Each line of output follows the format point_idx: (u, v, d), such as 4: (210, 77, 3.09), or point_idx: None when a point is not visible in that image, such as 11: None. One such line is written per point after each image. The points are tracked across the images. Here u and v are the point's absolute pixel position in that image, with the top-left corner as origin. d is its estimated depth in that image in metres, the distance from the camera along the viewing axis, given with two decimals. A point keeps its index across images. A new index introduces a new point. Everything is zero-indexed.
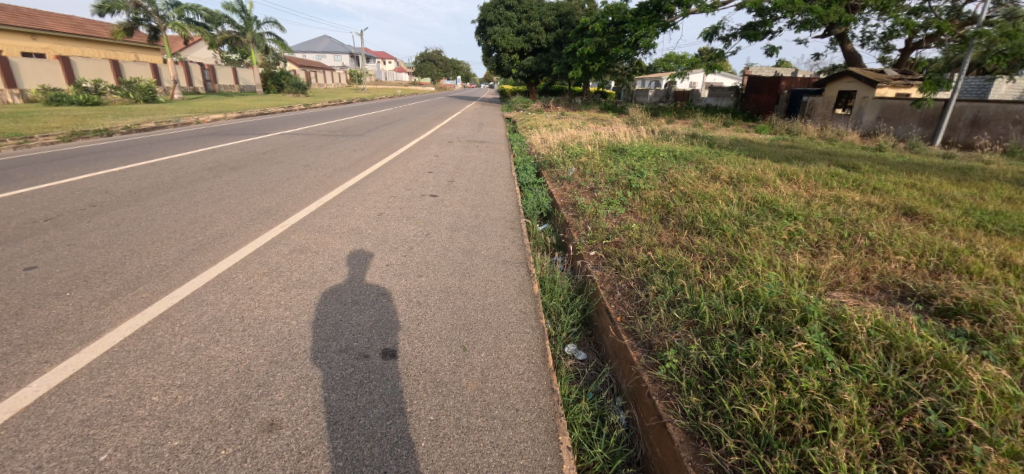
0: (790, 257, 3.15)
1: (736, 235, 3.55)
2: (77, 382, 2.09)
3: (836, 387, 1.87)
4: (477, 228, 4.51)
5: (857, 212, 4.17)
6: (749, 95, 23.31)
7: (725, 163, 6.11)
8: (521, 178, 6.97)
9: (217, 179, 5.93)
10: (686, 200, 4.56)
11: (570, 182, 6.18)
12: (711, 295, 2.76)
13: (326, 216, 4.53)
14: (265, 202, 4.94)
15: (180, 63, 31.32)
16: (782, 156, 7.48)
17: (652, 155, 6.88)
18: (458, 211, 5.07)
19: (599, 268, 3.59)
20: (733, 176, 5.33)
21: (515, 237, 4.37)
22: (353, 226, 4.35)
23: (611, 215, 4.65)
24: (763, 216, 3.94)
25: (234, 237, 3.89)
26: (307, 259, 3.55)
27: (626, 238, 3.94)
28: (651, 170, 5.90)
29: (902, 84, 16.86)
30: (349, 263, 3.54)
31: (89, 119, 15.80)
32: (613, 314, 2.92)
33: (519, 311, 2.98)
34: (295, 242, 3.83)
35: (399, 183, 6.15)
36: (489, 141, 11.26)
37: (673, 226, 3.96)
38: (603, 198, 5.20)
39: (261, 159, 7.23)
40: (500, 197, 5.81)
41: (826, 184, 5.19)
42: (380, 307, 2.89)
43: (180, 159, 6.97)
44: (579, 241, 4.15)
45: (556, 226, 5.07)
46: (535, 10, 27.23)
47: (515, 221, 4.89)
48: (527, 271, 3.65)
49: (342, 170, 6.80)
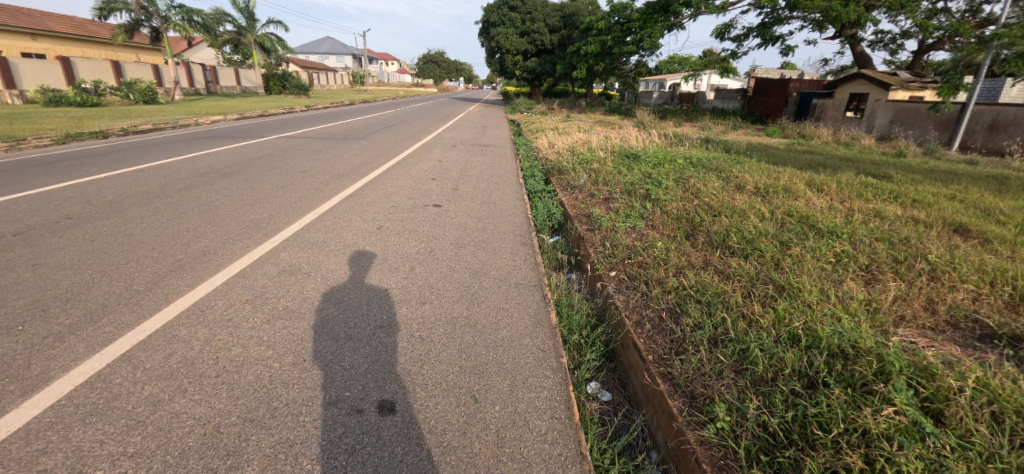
0: (844, 285, 2.77)
1: (776, 257, 3.17)
2: (8, 450, 1.72)
3: (946, 471, 1.48)
4: (485, 244, 4.13)
5: (905, 228, 3.78)
6: (757, 98, 23.13)
7: (747, 171, 5.73)
8: (529, 185, 6.60)
9: (207, 187, 5.57)
10: (712, 213, 4.18)
11: (582, 191, 5.83)
12: (760, 334, 2.38)
13: (320, 230, 4.16)
14: (255, 214, 4.57)
15: (182, 65, 31.08)
16: (804, 163, 7.09)
17: (669, 162, 6.50)
18: (464, 223, 4.70)
19: (621, 292, 3.22)
20: (760, 186, 4.95)
21: (527, 254, 3.99)
22: (349, 241, 3.98)
23: (630, 230, 4.27)
24: (803, 234, 3.55)
25: (218, 255, 3.53)
26: (296, 282, 3.18)
27: (649, 258, 3.56)
28: (670, 179, 5.52)
29: (916, 87, 16.45)
30: (344, 287, 3.16)
31: (86, 121, 15.51)
32: (643, 351, 2.53)
33: (536, 347, 2.60)
34: (284, 262, 3.45)
35: (401, 191, 5.78)
36: (494, 145, 10.88)
37: (703, 244, 3.59)
38: (619, 209, 4.82)
39: (255, 165, 6.86)
40: (508, 208, 5.44)
41: (860, 195, 4.80)
42: (377, 343, 2.51)
43: (170, 165, 6.62)
44: (596, 259, 3.77)
45: (569, 240, 4.70)
46: (539, 11, 26.88)
47: (525, 235, 4.52)
48: (542, 295, 3.26)
49: (340, 176, 6.44)
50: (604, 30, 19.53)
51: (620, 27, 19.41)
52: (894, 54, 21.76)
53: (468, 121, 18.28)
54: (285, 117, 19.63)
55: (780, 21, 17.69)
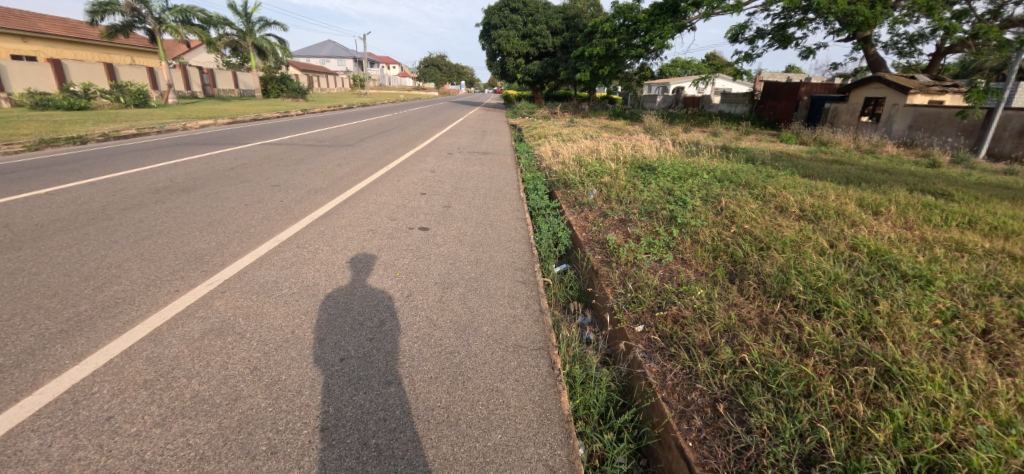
0: (973, 367, 1.99)
1: (862, 316, 2.40)
2: None
3: None
4: (478, 283, 3.33)
5: (1011, 270, 2.97)
6: (765, 102, 22.39)
7: (783, 187, 4.95)
8: (532, 201, 5.83)
9: (160, 205, 4.81)
10: (757, 244, 3.40)
11: (592, 210, 5.07)
12: (878, 460, 1.59)
13: (273, 266, 3.37)
14: (201, 242, 3.79)
15: (178, 67, 30.44)
16: (840, 175, 6.30)
17: (690, 176, 5.73)
18: (453, 253, 3.90)
19: (654, 360, 2.44)
20: (806, 208, 4.15)
21: (530, 298, 3.18)
22: (309, 280, 3.19)
23: (655, 264, 3.49)
24: (886, 280, 2.76)
25: (134, 307, 2.75)
26: (222, 349, 2.38)
27: (684, 304, 2.80)
28: (695, 197, 4.73)
29: (936, 90, 15.61)
30: (284, 354, 2.36)
31: (66, 126, 14.75)
32: (699, 466, 1.72)
33: (542, 464, 1.78)
34: (215, 316, 2.67)
35: (383, 210, 5.01)
36: (493, 153, 10.18)
37: (754, 288, 2.82)
38: (640, 236, 4.01)
39: (224, 177, 6.10)
40: (507, 230, 4.66)
41: (929, 221, 4.00)
42: (311, 461, 1.71)
43: (126, 178, 5.87)
44: (615, 305, 3.00)
45: (579, 272, 3.94)
46: (542, 13, 26.09)
47: (527, 268, 3.73)
48: (549, 363, 2.47)
49: (316, 191, 5.69)
50: (609, 31, 18.78)
51: (626, 29, 18.69)
52: (909, 57, 21.04)
53: (467, 126, 17.53)
54: (279, 121, 18.92)
55: (798, 24, 17.01)
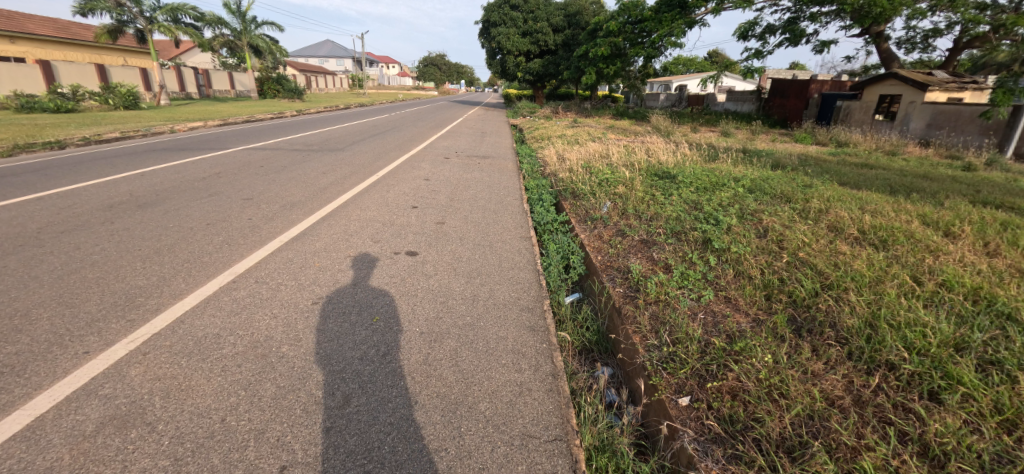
0: None
1: (1005, 404, 1.72)
2: None
3: None
4: (475, 333, 2.66)
5: None
6: (773, 100, 21.69)
7: (828, 200, 4.29)
8: (537, 215, 5.16)
9: (107, 225, 4.16)
10: (822, 282, 2.74)
11: (608, 226, 4.41)
12: None
13: (218, 313, 2.70)
14: (139, 277, 3.13)
15: (171, 68, 29.61)
16: (881, 183, 5.66)
17: (715, 186, 5.07)
18: (444, 286, 3.23)
19: (713, 459, 1.76)
20: (867, 229, 3.49)
21: (540, 354, 2.51)
22: (261, 333, 2.52)
23: (694, 304, 2.82)
24: (1012, 340, 2.08)
25: (18, 381, 2.08)
26: (119, 454, 1.70)
27: (742, 370, 2.14)
28: (729, 213, 4.07)
29: (957, 87, 14.88)
30: (200, 464, 1.67)
31: (48, 129, 14.07)
32: None
33: None
34: (124, 396, 2.01)
35: (367, 229, 4.36)
36: (493, 156, 9.55)
37: (834, 350, 2.15)
38: (669, 265, 3.35)
39: (191, 189, 5.44)
40: (509, 254, 4.00)
41: (1018, 245, 3.31)
42: None
43: (79, 192, 5.21)
44: (649, 366, 2.33)
45: (596, 308, 3.28)
46: (542, 10, 25.32)
47: (535, 307, 3.05)
48: (571, 462, 1.79)
49: (293, 205, 5.02)
50: (614, 29, 18.07)
51: (631, 27, 18.03)
52: (923, 53, 20.37)
53: (467, 126, 16.91)
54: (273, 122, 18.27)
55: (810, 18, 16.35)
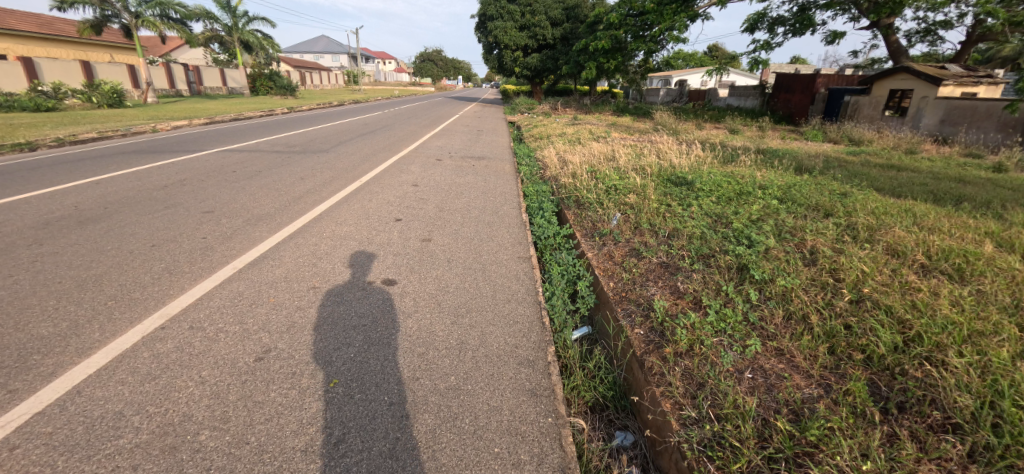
0: None
1: None
2: None
3: None
4: (460, 403, 2.05)
5: None
6: (777, 95, 21.05)
7: (875, 215, 3.70)
8: (537, 228, 4.56)
9: (32, 249, 3.53)
10: (902, 334, 2.16)
11: (620, 243, 3.82)
12: None
13: (127, 381, 2.07)
14: (45, 324, 2.50)
15: (161, 65, 28.78)
16: (918, 189, 5.09)
17: (738, 194, 4.49)
18: (426, 330, 2.63)
19: None
20: (935, 255, 2.91)
21: (545, 436, 1.90)
22: (179, 413, 1.90)
23: (738, 359, 2.23)
24: None
25: None
26: None
27: None
28: (763, 230, 3.49)
29: (971, 81, 14.28)
30: None
31: (21, 130, 13.36)
32: None
33: None
34: None
35: (340, 249, 3.76)
36: (488, 157, 8.94)
37: (951, 447, 1.57)
38: (700, 299, 2.76)
39: (147, 200, 4.82)
40: (505, 280, 3.40)
41: None
42: None
43: (15, 205, 4.58)
44: (692, 455, 1.72)
45: (611, 352, 2.69)
46: (540, 2, 24.28)
47: (538, 359, 2.45)
48: None
49: (260, 219, 4.40)
50: (615, 22, 17.35)
51: (633, 20, 17.27)
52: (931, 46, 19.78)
53: (462, 124, 16.23)
54: (262, 121, 17.63)
55: (820, 8, 15.64)
